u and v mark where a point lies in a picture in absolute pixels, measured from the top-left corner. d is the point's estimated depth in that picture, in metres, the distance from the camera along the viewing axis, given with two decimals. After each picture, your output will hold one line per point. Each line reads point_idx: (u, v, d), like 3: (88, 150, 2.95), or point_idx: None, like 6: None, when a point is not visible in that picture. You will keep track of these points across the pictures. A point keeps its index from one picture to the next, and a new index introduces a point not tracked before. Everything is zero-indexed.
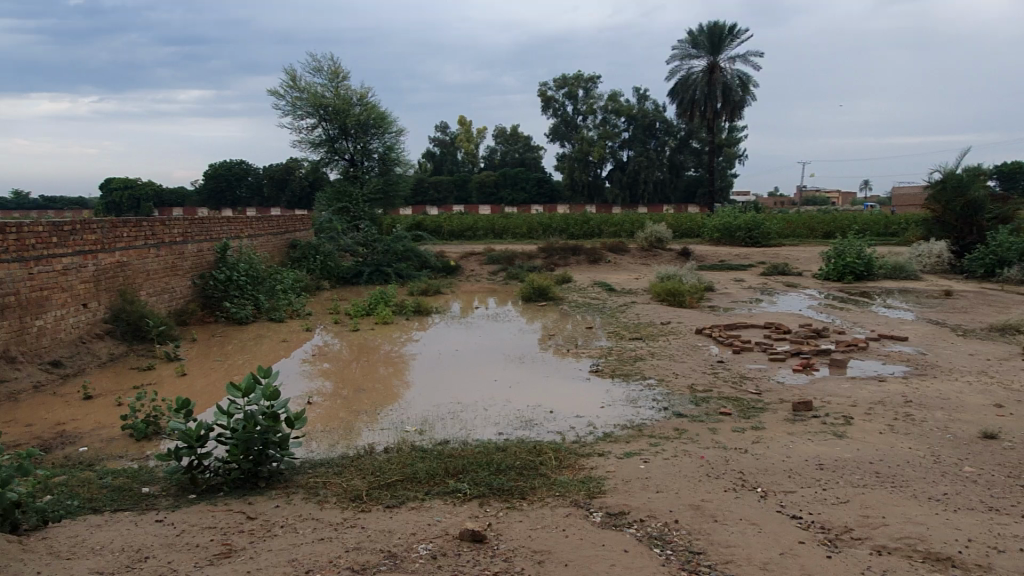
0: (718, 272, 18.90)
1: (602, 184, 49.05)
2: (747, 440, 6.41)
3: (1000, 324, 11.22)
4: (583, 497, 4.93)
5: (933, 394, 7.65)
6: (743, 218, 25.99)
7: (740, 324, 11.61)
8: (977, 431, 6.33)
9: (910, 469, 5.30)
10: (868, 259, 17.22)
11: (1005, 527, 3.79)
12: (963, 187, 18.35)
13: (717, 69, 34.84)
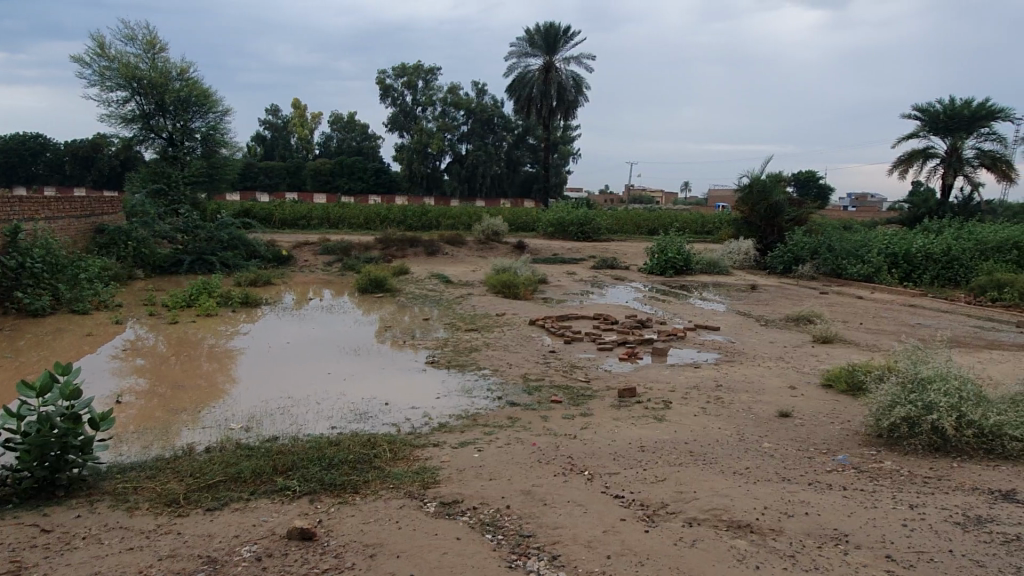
0: (552, 265, 19.60)
1: (441, 176, 49.15)
2: (576, 426, 6.70)
3: (794, 314, 12.55)
4: (417, 488, 4.90)
5: (739, 378, 8.41)
6: (575, 214, 27.10)
7: (571, 315, 12.11)
8: (775, 410, 7.03)
9: (718, 448, 5.79)
10: (687, 255, 18.60)
11: (795, 494, 4.24)
12: (767, 192, 20.35)
13: (552, 69, 35.98)
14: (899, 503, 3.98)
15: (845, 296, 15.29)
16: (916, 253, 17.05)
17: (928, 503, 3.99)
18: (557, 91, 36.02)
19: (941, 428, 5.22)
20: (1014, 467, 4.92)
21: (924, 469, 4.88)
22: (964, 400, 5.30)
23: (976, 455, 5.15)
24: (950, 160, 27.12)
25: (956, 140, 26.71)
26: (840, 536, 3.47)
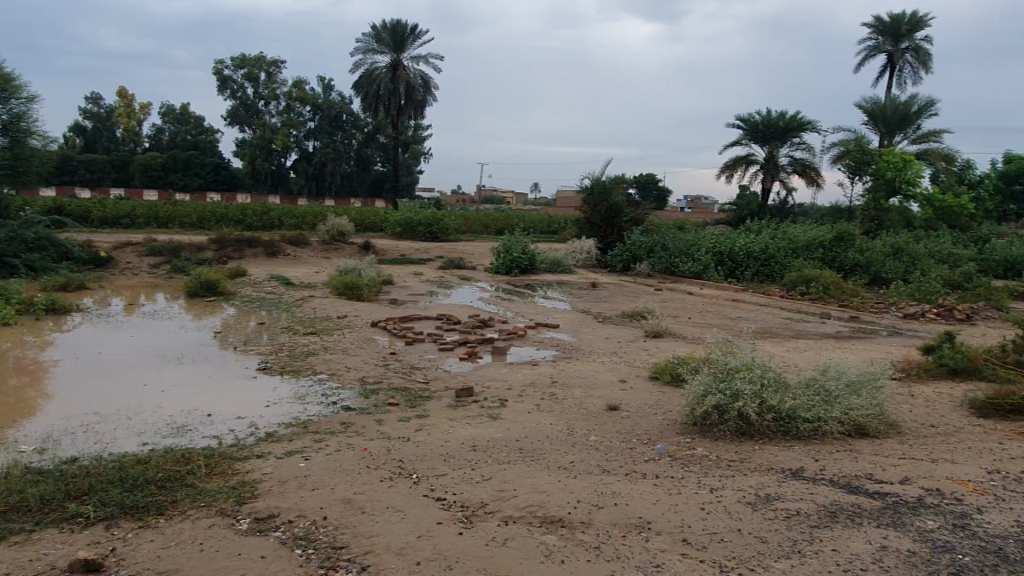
0: (398, 265, 19.35)
1: (287, 174, 47.23)
2: (410, 429, 6.60)
3: (629, 311, 13.14)
4: (231, 504, 4.61)
5: (574, 374, 8.69)
6: (424, 214, 26.96)
7: (414, 316, 11.98)
8: (604, 404, 7.29)
9: (547, 443, 5.91)
10: (531, 255, 19.03)
11: (610, 485, 4.40)
12: (606, 193, 21.28)
13: (400, 67, 35.63)
14: (701, 488, 4.23)
15: (676, 292, 16.25)
16: (738, 251, 18.44)
17: (727, 485, 4.27)
18: (405, 90, 35.69)
19: (745, 414, 5.62)
20: (806, 446, 5.38)
21: (729, 453, 5.23)
22: (766, 386, 5.73)
23: (776, 437, 5.59)
24: (768, 166, 29.65)
25: (772, 148, 29.25)
26: (643, 525, 3.63)
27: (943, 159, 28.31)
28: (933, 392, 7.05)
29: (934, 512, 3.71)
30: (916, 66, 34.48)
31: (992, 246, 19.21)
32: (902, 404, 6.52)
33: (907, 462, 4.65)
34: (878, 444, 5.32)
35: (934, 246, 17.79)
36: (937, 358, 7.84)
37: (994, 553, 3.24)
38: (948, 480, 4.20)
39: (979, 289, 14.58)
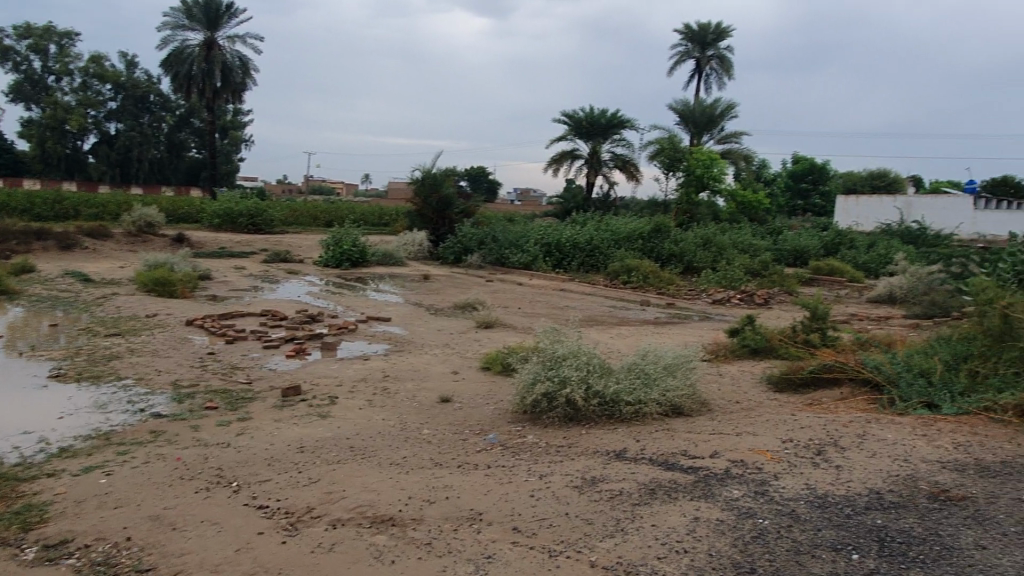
0: (217, 260, 18.10)
1: (84, 158, 42.68)
2: (231, 433, 6.16)
3: (461, 302, 13.20)
4: (14, 533, 4.04)
5: (406, 367, 8.57)
6: (245, 205, 25.44)
7: (235, 313, 11.25)
8: (437, 396, 7.25)
9: (379, 440, 5.76)
10: (362, 247, 18.58)
11: (442, 479, 4.36)
12: (437, 185, 21.25)
13: (214, 46, 33.32)
14: (531, 475, 4.31)
15: (508, 283, 16.58)
16: (565, 243, 19.12)
17: (555, 471, 4.38)
18: (221, 71, 33.47)
19: (573, 400, 5.80)
20: (628, 427, 5.65)
21: (558, 439, 5.38)
22: (591, 372, 5.96)
23: (600, 421, 5.82)
24: (591, 161, 31.05)
25: (595, 144, 30.68)
26: (475, 516, 3.63)
27: (743, 158, 31.12)
28: (738, 371, 7.72)
29: (739, 481, 4.02)
30: (721, 73, 37.44)
31: (784, 237, 21.44)
32: (712, 384, 7.07)
33: (715, 437, 5.02)
34: (691, 422, 5.70)
35: (736, 237, 19.51)
36: (740, 340, 8.60)
37: (788, 514, 3.57)
38: (750, 451, 4.59)
39: (774, 276, 16.19)
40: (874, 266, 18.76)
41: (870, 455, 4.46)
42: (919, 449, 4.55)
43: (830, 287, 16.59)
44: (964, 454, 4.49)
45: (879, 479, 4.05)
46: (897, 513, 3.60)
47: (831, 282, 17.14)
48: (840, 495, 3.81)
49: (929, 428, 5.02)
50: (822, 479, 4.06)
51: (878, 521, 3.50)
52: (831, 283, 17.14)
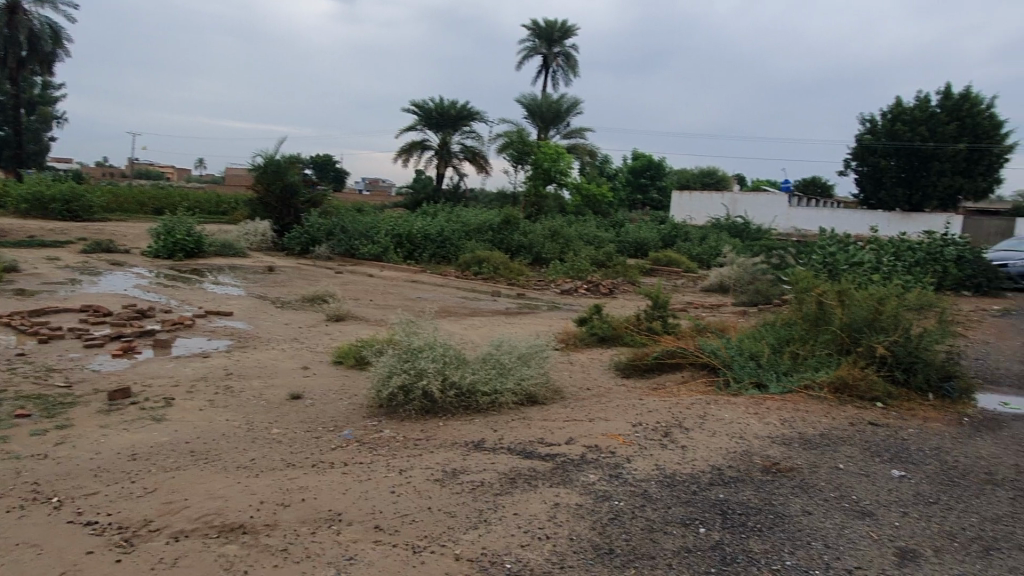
0: (25, 249, 16.19)
1: None
2: (48, 443, 5.52)
3: (309, 295, 12.68)
4: None
5: (251, 364, 8.11)
6: (58, 189, 22.95)
7: (48, 308, 10.11)
8: (285, 393, 6.92)
9: (223, 442, 5.40)
10: (198, 237, 17.38)
11: (296, 480, 4.16)
12: (281, 172, 20.29)
13: (18, 11, 29.70)
14: (390, 471, 4.21)
15: (358, 275, 16.15)
16: (416, 234, 18.93)
17: (414, 465, 4.31)
18: (27, 38, 29.92)
19: (430, 392, 5.74)
20: (485, 418, 5.68)
21: (416, 432, 5.30)
22: (448, 364, 5.92)
23: (457, 412, 5.80)
24: (441, 152, 30.98)
25: (444, 135, 30.61)
26: (333, 517, 3.49)
27: (587, 153, 32.33)
28: (588, 359, 8.00)
29: (594, 466, 4.16)
30: (566, 70, 38.76)
31: (625, 230, 22.53)
32: (564, 372, 7.27)
33: (570, 424, 5.16)
34: (546, 410, 5.82)
35: (582, 230, 20.24)
36: (589, 329, 8.92)
37: (641, 495, 3.74)
38: (603, 436, 4.76)
39: (617, 267, 16.96)
40: (705, 258, 20.19)
41: (711, 434, 4.78)
42: (752, 427, 4.93)
43: (668, 277, 17.64)
44: (790, 429, 4.94)
45: (719, 457, 4.34)
46: (736, 486, 3.88)
47: (668, 272, 18.23)
48: (686, 473, 4.05)
49: (759, 406, 5.46)
50: (669, 459, 4.29)
51: (720, 496, 3.75)
52: (668, 273, 18.23)
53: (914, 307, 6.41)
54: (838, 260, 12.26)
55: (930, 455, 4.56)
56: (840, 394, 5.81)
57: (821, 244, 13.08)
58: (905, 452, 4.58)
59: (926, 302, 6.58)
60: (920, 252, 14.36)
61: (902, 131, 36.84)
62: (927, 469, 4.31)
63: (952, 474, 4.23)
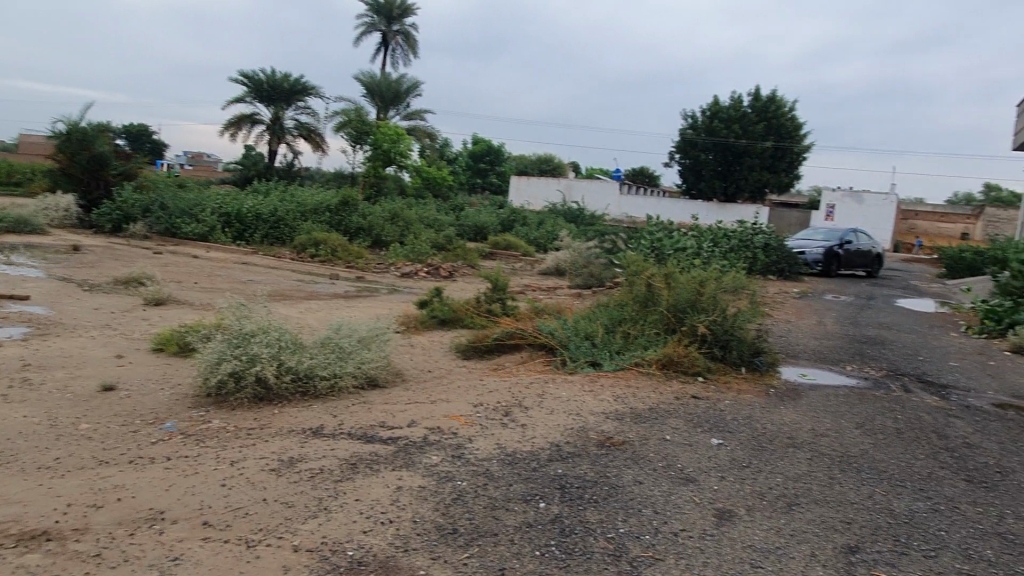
0: None
1: None
2: None
3: (122, 276, 11.57)
4: None
5: (53, 353, 7.27)
6: None
7: None
8: (96, 385, 6.27)
9: (20, 441, 4.79)
10: None
11: (110, 478, 3.78)
12: (88, 141, 18.32)
13: None
14: (219, 463, 3.94)
15: (180, 256, 14.98)
16: (246, 214, 17.86)
17: (247, 456, 4.07)
18: None
19: (263, 378, 5.44)
20: (323, 404, 5.47)
21: (248, 421, 5.00)
22: (283, 349, 5.64)
23: (293, 399, 5.54)
24: (273, 127, 29.43)
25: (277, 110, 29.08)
26: (154, 516, 3.22)
27: (427, 135, 32.11)
28: (429, 341, 7.98)
29: (436, 447, 4.15)
30: (405, 50, 38.14)
31: (465, 214, 22.66)
32: (405, 355, 7.19)
33: (412, 407, 5.11)
34: (387, 393, 5.72)
35: (423, 213, 20.10)
36: (430, 311, 8.89)
37: (483, 474, 3.77)
38: (445, 418, 4.76)
39: (457, 250, 17.02)
40: (543, 242, 20.80)
41: (549, 412, 4.93)
42: (588, 403, 5.15)
43: (507, 261, 17.98)
44: (622, 405, 5.21)
45: (557, 434, 4.49)
46: (573, 461, 4.04)
47: (507, 256, 18.58)
48: (527, 451, 4.15)
49: (594, 384, 5.73)
50: (510, 437, 4.38)
51: (558, 471, 3.88)
52: (507, 256, 18.58)
53: (730, 289, 6.99)
54: (664, 246, 13.09)
55: (742, 423, 5.01)
56: (665, 369, 6.23)
57: (648, 230, 13.90)
58: (722, 422, 4.99)
59: (740, 284, 7.19)
60: (733, 239, 15.69)
61: (719, 128, 39.98)
62: (741, 436, 4.72)
63: (761, 440, 4.66)
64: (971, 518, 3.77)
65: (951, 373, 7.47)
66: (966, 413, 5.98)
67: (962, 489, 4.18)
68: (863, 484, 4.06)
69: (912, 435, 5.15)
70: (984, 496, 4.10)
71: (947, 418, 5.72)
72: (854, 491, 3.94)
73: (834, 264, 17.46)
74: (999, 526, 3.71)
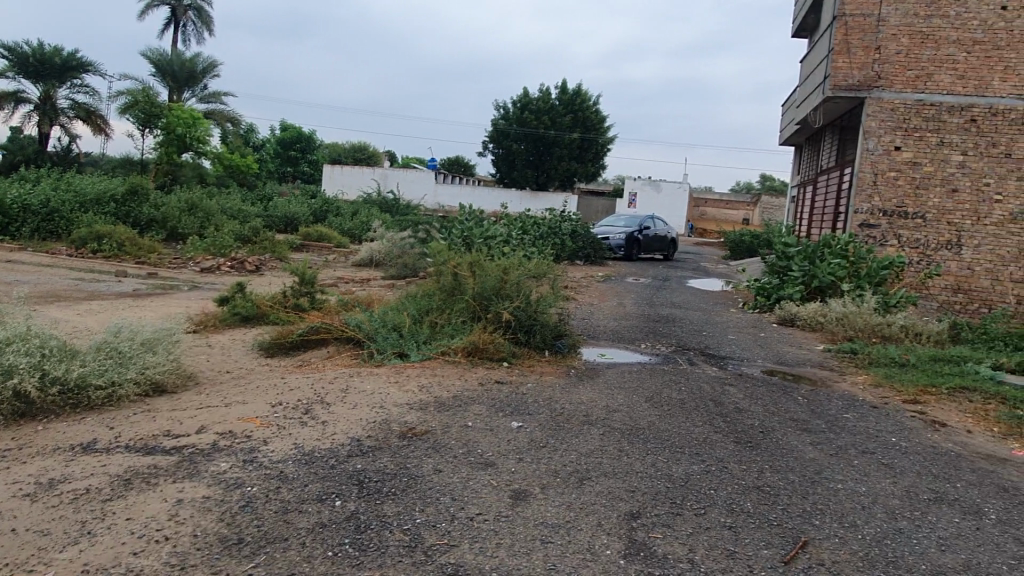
0: None
1: None
2: None
3: None
4: None
5: None
6: None
7: None
8: None
9: None
10: None
11: None
12: None
13: None
14: None
15: None
16: (10, 204, 15.73)
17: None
18: None
19: (23, 392, 4.78)
20: (100, 415, 4.92)
21: (4, 442, 4.38)
22: (47, 357, 4.99)
23: (62, 413, 4.94)
24: (43, 107, 26.14)
25: (47, 87, 25.85)
26: None
27: (228, 120, 30.14)
28: (228, 340, 7.50)
29: (226, 453, 3.90)
30: (199, 26, 35.52)
31: (273, 204, 21.55)
32: (200, 356, 6.70)
33: (202, 412, 4.76)
34: (176, 399, 5.28)
35: (225, 203, 18.82)
36: (230, 308, 8.36)
37: (276, 477, 3.60)
38: (238, 420, 4.49)
39: (264, 243, 16.17)
40: (356, 233, 20.35)
41: (352, 407, 4.82)
42: (392, 396, 5.11)
43: (319, 253, 17.35)
44: (427, 394, 5.22)
45: (358, 428, 4.41)
46: (373, 455, 3.98)
47: (319, 247, 17.95)
48: (324, 449, 4.02)
49: (400, 375, 5.70)
50: (308, 436, 4.22)
51: (357, 466, 3.81)
52: (320, 248, 17.95)
53: (534, 275, 7.24)
54: (475, 236, 13.29)
55: (543, 404, 5.22)
56: (471, 357, 6.34)
57: (460, 219, 14.05)
58: (522, 405, 5.16)
59: (542, 270, 7.47)
60: (543, 226, 16.30)
61: (529, 119, 41.21)
62: (540, 417, 4.91)
63: (558, 420, 4.88)
64: (737, 476, 4.20)
65: (729, 345, 8.30)
66: (739, 380, 6.67)
67: (731, 450, 4.64)
68: (647, 453, 4.39)
69: (693, 404, 5.64)
70: (748, 455, 4.59)
71: (723, 387, 6.34)
72: (638, 461, 4.24)
73: (635, 248, 18.71)
74: (758, 481, 4.17)
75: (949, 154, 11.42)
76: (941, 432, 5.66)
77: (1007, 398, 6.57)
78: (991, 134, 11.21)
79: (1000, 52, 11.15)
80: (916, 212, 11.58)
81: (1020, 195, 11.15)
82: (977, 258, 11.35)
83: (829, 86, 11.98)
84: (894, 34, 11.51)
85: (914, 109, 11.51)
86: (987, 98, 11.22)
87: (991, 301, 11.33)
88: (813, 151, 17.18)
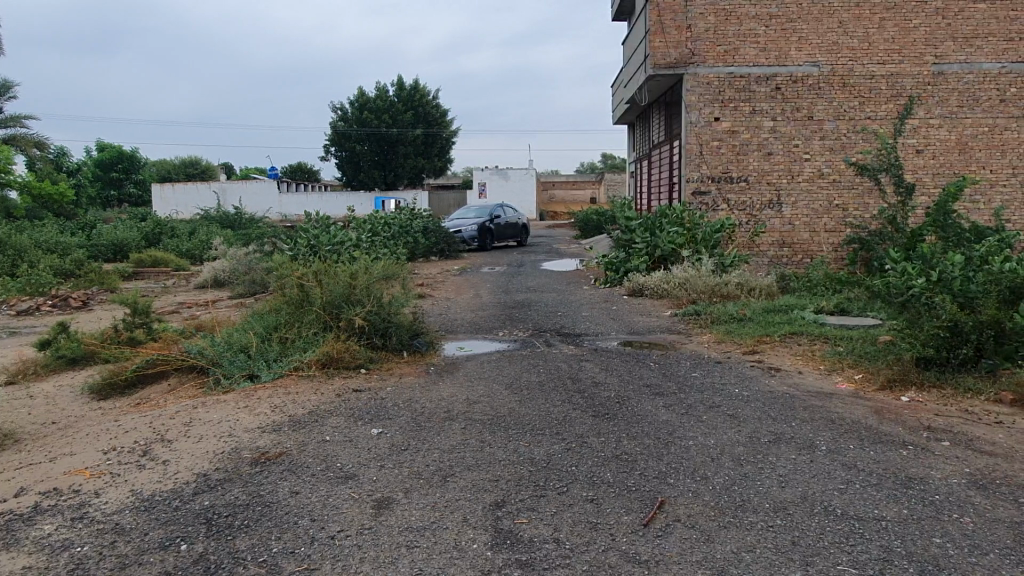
0: None
1: None
2: None
3: None
4: None
5: None
6: None
7: None
8: None
9: None
10: None
11: None
12: None
13: None
14: None
15: None
16: None
17: None
18: None
19: None
20: None
21: None
22: None
23: None
24: None
25: None
26: None
27: (33, 145, 27.37)
28: (53, 388, 6.78)
29: (50, 514, 3.52)
30: None
31: (96, 232, 19.75)
32: (18, 409, 6.02)
33: (23, 471, 4.28)
34: None
35: (37, 236, 16.97)
36: (53, 352, 7.58)
37: (111, 531, 3.30)
38: (65, 475, 4.07)
39: (90, 275, 14.80)
40: (196, 253, 19.14)
41: (196, 440, 4.51)
42: (241, 422, 4.81)
43: (154, 279, 16.10)
44: (279, 414, 4.98)
45: (204, 462, 4.13)
46: (221, 489, 3.73)
47: (156, 274, 16.67)
48: (166, 491, 3.73)
49: (249, 398, 5.40)
50: (147, 480, 3.90)
51: (204, 503, 3.55)
52: (156, 274, 16.68)
53: (383, 277, 7.10)
54: (324, 245, 12.85)
55: (403, 407, 5.13)
56: (327, 368, 6.15)
57: (305, 228, 13.53)
58: (382, 410, 5.05)
59: (391, 271, 7.34)
60: (394, 226, 16.04)
61: (369, 118, 40.37)
62: (400, 420, 4.84)
63: (419, 420, 4.82)
64: (597, 449, 4.32)
65: (584, 322, 8.57)
66: (595, 355, 6.91)
67: (590, 425, 4.77)
68: (508, 441, 4.42)
69: (552, 384, 5.76)
70: (605, 427, 4.73)
71: (580, 364, 6.52)
72: (501, 449, 4.27)
73: (488, 237, 18.87)
74: (617, 450, 4.31)
75: (761, 121, 12.34)
76: (777, 376, 6.16)
77: (830, 338, 7.23)
78: (795, 100, 12.25)
79: (794, 24, 12.16)
80: (739, 177, 12.45)
81: (824, 153, 12.30)
82: (796, 213, 12.41)
83: (650, 65, 12.55)
84: (702, 12, 12.21)
85: (728, 82, 12.31)
86: (788, 67, 12.22)
87: (811, 251, 12.46)
88: (644, 129, 17.96)
